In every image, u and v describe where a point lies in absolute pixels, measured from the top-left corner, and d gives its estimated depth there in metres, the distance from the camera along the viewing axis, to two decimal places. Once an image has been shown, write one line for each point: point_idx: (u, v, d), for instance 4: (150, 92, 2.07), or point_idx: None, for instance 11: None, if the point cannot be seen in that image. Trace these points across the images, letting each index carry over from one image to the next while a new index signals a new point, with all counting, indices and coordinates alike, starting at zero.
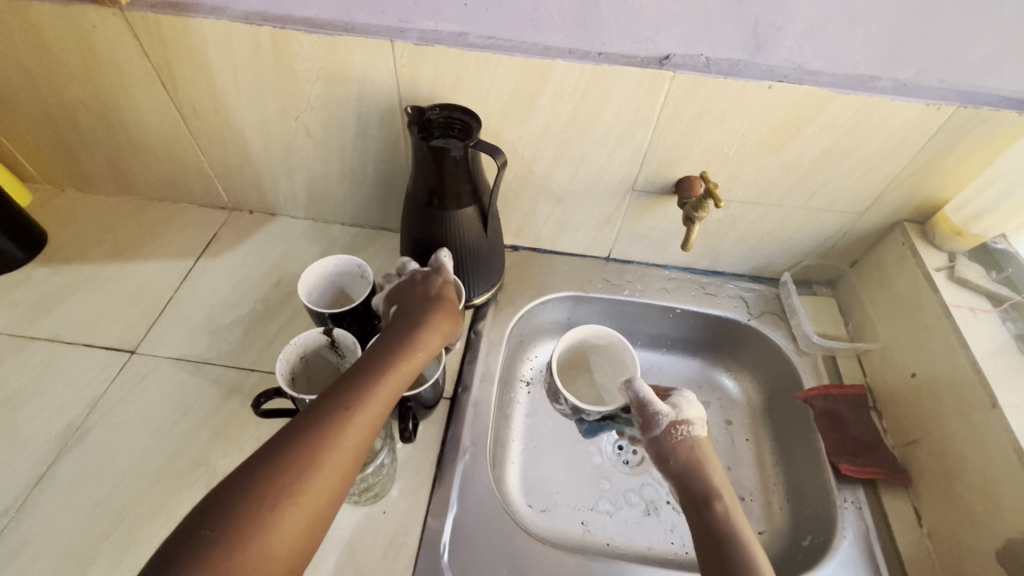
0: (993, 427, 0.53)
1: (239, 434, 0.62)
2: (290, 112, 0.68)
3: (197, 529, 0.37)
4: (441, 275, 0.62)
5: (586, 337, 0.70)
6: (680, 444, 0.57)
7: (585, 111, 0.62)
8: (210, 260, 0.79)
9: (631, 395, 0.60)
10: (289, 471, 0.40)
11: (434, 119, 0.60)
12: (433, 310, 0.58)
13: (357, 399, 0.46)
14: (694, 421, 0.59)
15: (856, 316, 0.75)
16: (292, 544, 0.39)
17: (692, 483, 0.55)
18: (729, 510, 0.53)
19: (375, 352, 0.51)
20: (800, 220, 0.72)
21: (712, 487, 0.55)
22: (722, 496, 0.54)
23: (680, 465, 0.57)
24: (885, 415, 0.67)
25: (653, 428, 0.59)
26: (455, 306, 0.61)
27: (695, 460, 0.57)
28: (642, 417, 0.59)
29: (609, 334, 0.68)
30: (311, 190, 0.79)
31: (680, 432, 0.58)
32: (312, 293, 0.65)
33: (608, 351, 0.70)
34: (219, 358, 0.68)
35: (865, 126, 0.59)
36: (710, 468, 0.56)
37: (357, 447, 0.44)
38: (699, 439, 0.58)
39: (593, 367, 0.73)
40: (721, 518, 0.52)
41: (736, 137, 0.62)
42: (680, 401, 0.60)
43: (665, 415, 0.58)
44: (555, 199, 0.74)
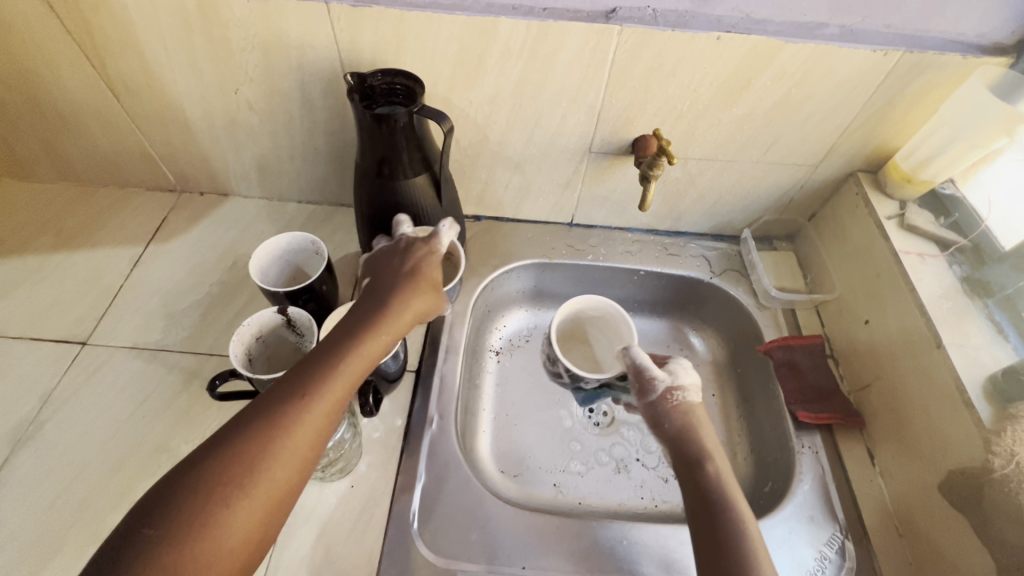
0: (938, 367, 0.55)
1: (201, 419, 0.61)
2: (229, 84, 0.65)
3: (141, 528, 0.36)
4: (428, 244, 0.59)
5: (584, 308, 0.69)
6: (675, 409, 0.56)
7: (534, 71, 0.60)
8: (162, 245, 0.77)
9: (628, 361, 0.59)
10: (238, 465, 0.39)
11: (376, 86, 0.57)
12: (408, 284, 0.55)
13: (313, 388, 0.44)
14: (689, 387, 0.57)
15: (814, 268, 0.77)
16: (244, 537, 0.38)
17: (684, 447, 0.54)
18: (720, 472, 0.51)
19: (339, 333, 0.49)
20: (757, 175, 0.72)
21: (704, 450, 0.53)
22: (715, 459, 0.52)
23: (674, 429, 0.55)
24: (841, 363, 0.69)
25: (649, 394, 0.58)
26: (434, 278, 0.57)
27: (688, 426, 0.55)
28: (638, 383, 0.58)
29: (608, 304, 0.67)
30: (262, 167, 0.77)
31: (675, 398, 0.56)
32: (266, 273, 0.64)
33: (602, 322, 0.70)
34: (176, 344, 0.67)
35: (815, 76, 0.59)
36: (704, 434, 0.55)
37: (312, 441, 0.42)
38: (693, 405, 0.57)
39: (594, 343, 0.72)
40: (713, 480, 0.50)
41: (689, 92, 0.62)
42: (677, 367, 0.58)
43: (660, 380, 0.57)
44: (512, 165, 0.73)
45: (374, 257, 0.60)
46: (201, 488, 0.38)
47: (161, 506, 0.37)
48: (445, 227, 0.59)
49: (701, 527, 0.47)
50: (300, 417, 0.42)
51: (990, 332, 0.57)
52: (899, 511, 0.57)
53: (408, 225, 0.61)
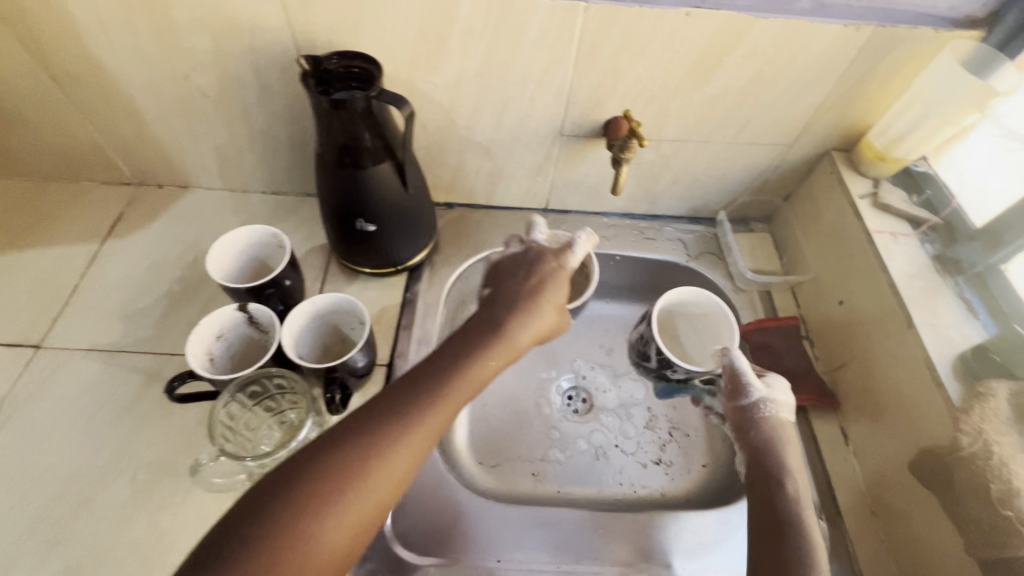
0: (909, 346, 0.55)
1: (164, 421, 0.59)
2: (179, 70, 0.61)
3: (243, 520, 0.37)
4: (559, 258, 0.60)
5: (686, 300, 0.64)
6: (764, 421, 0.56)
7: (499, 52, 0.58)
8: (120, 241, 0.73)
9: (726, 362, 0.57)
10: (346, 463, 0.41)
11: (332, 70, 0.55)
12: (528, 300, 0.56)
13: (424, 404, 0.45)
14: (782, 403, 0.57)
15: (789, 250, 0.76)
16: (338, 546, 0.38)
17: (765, 460, 0.54)
18: (798, 493, 0.51)
19: (456, 346, 0.51)
20: (732, 156, 0.71)
21: (787, 468, 0.53)
22: (796, 479, 0.52)
23: (760, 439, 0.55)
24: (817, 344, 0.69)
25: (741, 398, 0.57)
26: (559, 299, 0.58)
27: (774, 441, 0.55)
28: (732, 385, 0.58)
29: (715, 303, 0.62)
30: (222, 157, 0.73)
31: (766, 410, 0.56)
32: (227, 269, 0.62)
33: (704, 322, 0.66)
34: (136, 345, 0.64)
35: (787, 52, 0.57)
36: (789, 450, 0.55)
37: (416, 456, 0.43)
38: (784, 422, 0.56)
39: (684, 340, 0.69)
40: (789, 500, 0.51)
41: (660, 72, 0.60)
42: (775, 383, 0.58)
43: (757, 389, 0.56)
44: (482, 151, 0.71)
45: (501, 261, 0.62)
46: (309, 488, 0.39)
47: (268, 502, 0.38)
48: (582, 239, 0.60)
49: (765, 548, 0.48)
50: (407, 434, 0.43)
51: (961, 310, 0.56)
52: (872, 490, 0.57)
53: (542, 231, 0.64)
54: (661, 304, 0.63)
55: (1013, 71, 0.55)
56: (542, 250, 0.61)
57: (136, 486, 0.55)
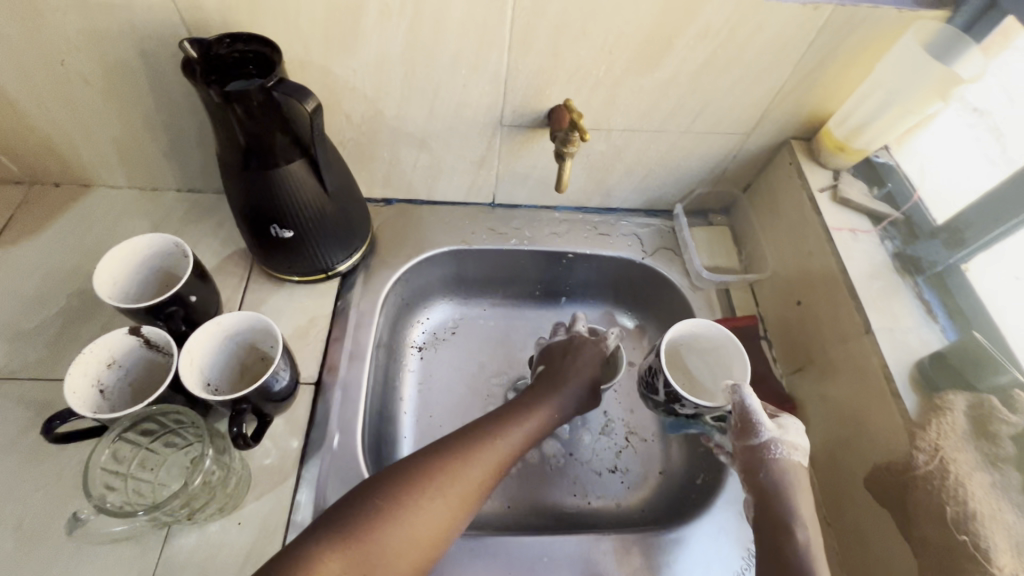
0: (867, 353, 0.52)
1: (56, 459, 0.52)
2: (52, 54, 0.53)
3: (328, 517, 0.45)
4: (599, 343, 0.64)
5: (695, 332, 0.60)
6: (775, 465, 0.51)
7: (423, 33, 0.51)
8: (8, 250, 0.65)
9: (736, 399, 0.52)
10: (432, 474, 0.48)
11: (225, 56, 0.47)
12: (578, 371, 0.62)
13: (480, 448, 0.52)
14: (795, 446, 0.52)
15: (749, 244, 0.72)
16: (405, 563, 0.45)
17: (773, 508, 0.49)
18: (809, 540, 0.48)
19: (517, 398, 0.59)
20: (687, 146, 0.66)
21: (797, 516, 0.49)
22: (807, 529, 0.48)
23: (768, 483, 0.51)
24: (775, 345, 0.66)
25: (750, 438, 0.52)
26: (596, 377, 0.62)
27: (785, 487, 0.50)
28: (740, 422, 0.52)
29: (725, 335, 0.58)
30: (123, 153, 0.65)
31: (776, 453, 0.51)
32: (124, 282, 0.54)
33: (714, 354, 0.61)
34: (23, 371, 0.57)
35: (740, 34, 0.52)
36: (800, 497, 0.50)
37: (472, 492, 0.49)
38: (797, 466, 0.52)
39: (694, 371, 0.64)
40: (801, 552, 0.47)
41: (604, 56, 0.54)
42: (788, 423, 0.53)
43: (769, 431, 0.51)
44: (416, 142, 0.64)
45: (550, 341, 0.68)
46: (381, 504, 0.46)
47: (348, 508, 0.45)
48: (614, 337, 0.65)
49: None
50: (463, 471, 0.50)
51: (920, 312, 0.54)
52: (828, 501, 0.54)
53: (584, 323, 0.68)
54: (671, 335, 0.59)
55: (978, 55, 0.51)
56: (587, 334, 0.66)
57: (21, 534, 0.49)
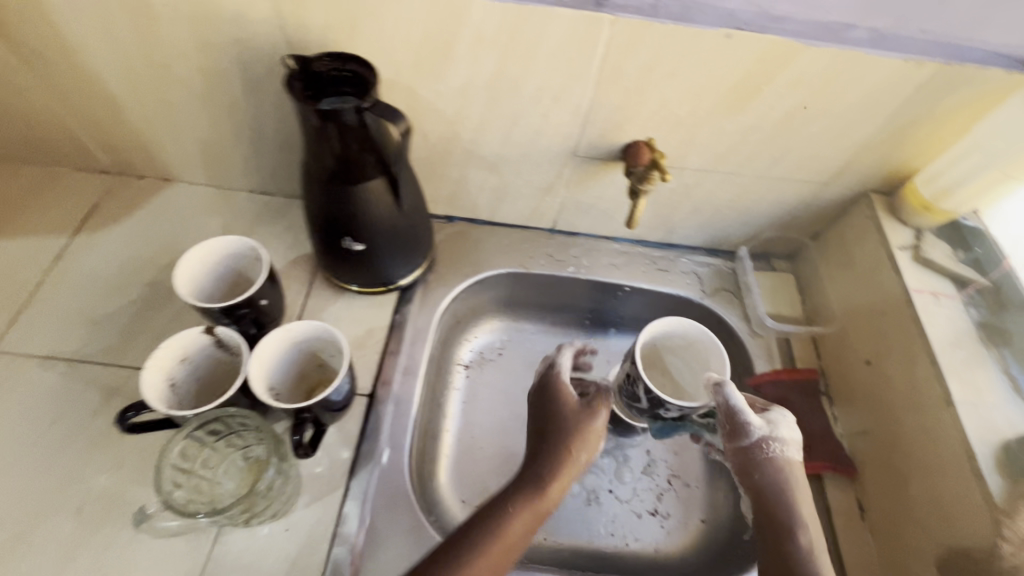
0: (946, 426, 0.49)
1: (120, 444, 0.54)
2: (158, 58, 0.55)
3: None
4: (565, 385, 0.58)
5: (664, 331, 0.58)
6: (770, 462, 0.51)
7: (514, 63, 0.52)
8: (90, 237, 0.68)
9: (719, 399, 0.52)
10: None
11: (323, 73, 0.49)
12: (565, 438, 0.54)
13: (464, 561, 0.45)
14: (787, 440, 0.51)
15: (814, 294, 0.70)
16: None
17: (772, 508, 0.49)
18: (813, 542, 0.48)
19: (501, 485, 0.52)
20: (759, 190, 0.64)
21: (798, 518, 0.48)
22: (809, 530, 0.48)
23: (764, 484, 0.50)
24: (837, 403, 0.63)
25: (741, 438, 0.51)
26: (578, 423, 0.55)
27: (783, 486, 0.50)
28: (728, 424, 0.52)
29: (692, 325, 0.57)
30: (205, 153, 0.68)
31: (771, 449, 0.51)
32: (201, 282, 0.56)
33: (692, 353, 0.59)
34: (97, 355, 0.59)
35: (834, 86, 0.51)
36: (797, 494, 0.50)
37: None
38: (792, 462, 0.51)
39: (672, 371, 0.61)
40: (806, 557, 0.47)
41: (690, 97, 0.54)
42: (777, 417, 0.52)
43: (757, 428, 0.51)
44: (487, 165, 0.65)
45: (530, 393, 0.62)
46: None
47: None
48: (563, 355, 0.60)
49: None
50: None
51: (1005, 388, 0.51)
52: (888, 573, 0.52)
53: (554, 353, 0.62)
54: (643, 338, 0.56)
55: None
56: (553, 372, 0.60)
57: (82, 516, 0.50)
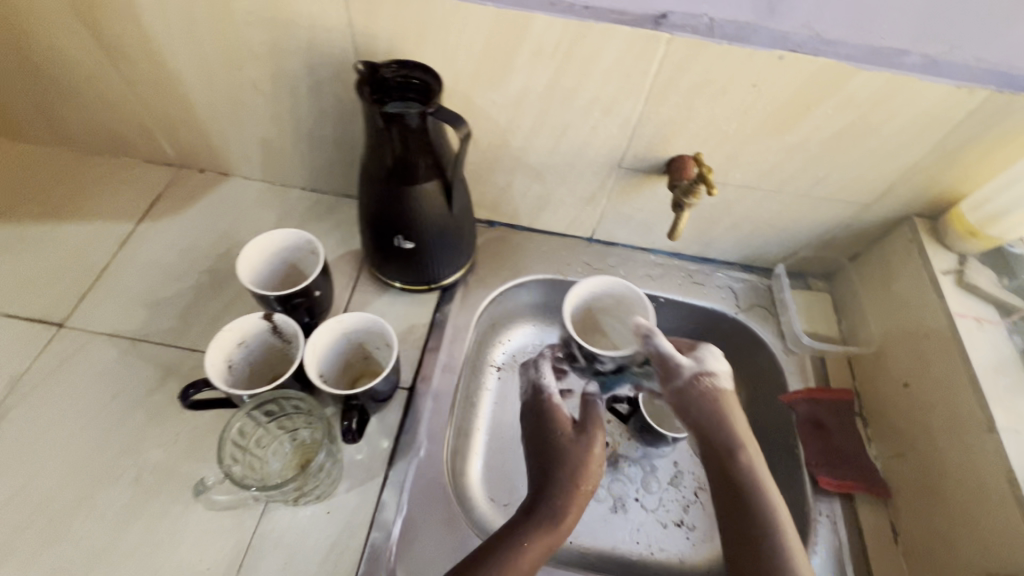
0: (988, 452, 0.49)
1: (175, 421, 0.57)
2: (232, 60, 0.59)
3: None
4: (558, 409, 0.58)
5: (592, 292, 0.62)
6: (705, 395, 0.55)
7: (568, 76, 0.54)
8: (153, 224, 0.72)
9: (648, 348, 0.57)
10: None
11: (390, 78, 0.52)
12: (570, 468, 0.53)
13: None
14: (717, 372, 0.57)
15: (851, 315, 0.70)
16: None
17: (713, 436, 0.53)
18: (752, 459, 0.52)
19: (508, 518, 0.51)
20: (800, 209, 0.65)
21: (736, 438, 0.53)
22: (748, 447, 0.52)
23: (701, 416, 0.54)
24: (870, 424, 0.63)
25: (673, 378, 0.57)
26: (576, 448, 0.55)
27: (719, 413, 0.54)
28: (660, 367, 0.57)
29: (615, 284, 0.61)
30: (265, 150, 0.71)
31: (704, 383, 0.56)
32: (259, 271, 0.59)
33: (624, 312, 0.63)
34: (157, 335, 0.63)
35: (884, 109, 0.52)
36: (733, 417, 0.54)
37: None
38: (724, 391, 0.56)
39: (610, 332, 0.66)
40: (745, 470, 0.51)
41: (738, 114, 0.55)
42: (704, 353, 0.58)
43: (686, 367, 0.56)
44: (533, 173, 0.67)
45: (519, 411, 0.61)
46: None
47: None
48: (543, 362, 0.62)
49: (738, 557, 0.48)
50: None
51: None
52: None
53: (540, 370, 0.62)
54: (569, 303, 0.60)
55: None
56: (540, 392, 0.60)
57: (139, 487, 0.53)
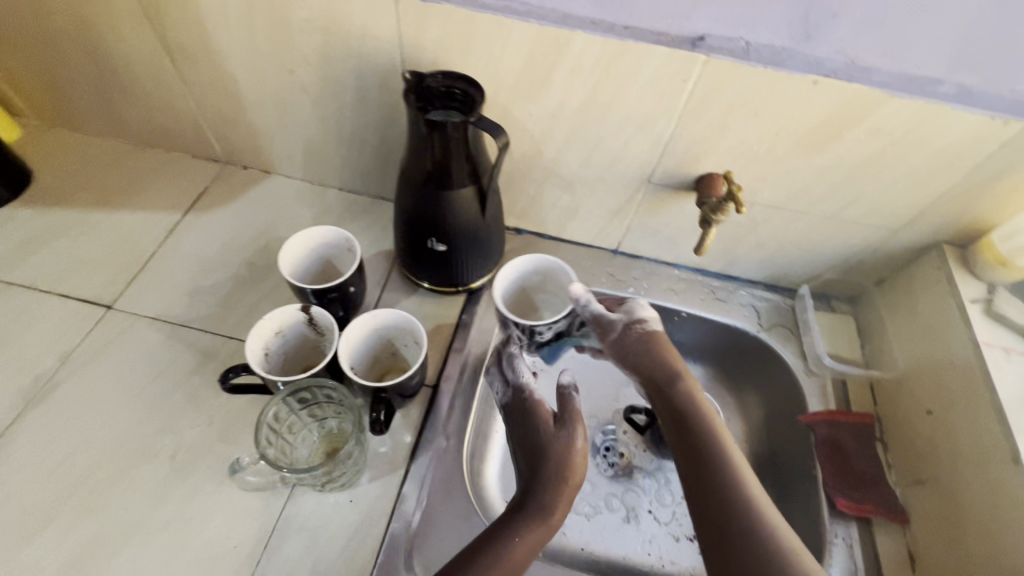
0: (1010, 483, 0.49)
1: (210, 403, 0.59)
2: (285, 64, 0.62)
3: None
4: (538, 399, 0.56)
5: (519, 273, 0.63)
6: (639, 339, 0.59)
7: (604, 92, 0.56)
8: (198, 216, 0.76)
9: (584, 312, 0.60)
10: None
11: (434, 88, 0.54)
12: (556, 464, 0.51)
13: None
14: (647, 317, 0.61)
15: (875, 339, 0.70)
16: None
17: (652, 371, 0.57)
18: (688, 385, 0.55)
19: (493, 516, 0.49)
20: (828, 231, 0.66)
21: (671, 366, 0.57)
22: (684, 375, 0.56)
23: (637, 356, 0.58)
24: (890, 448, 0.64)
25: (610, 332, 0.60)
26: (557, 440, 0.52)
27: (654, 353, 0.58)
28: (596, 324, 0.61)
29: (535, 258, 0.62)
30: (307, 150, 0.75)
31: (636, 329, 0.60)
32: (297, 265, 0.62)
33: (550, 286, 0.64)
34: (197, 322, 0.66)
35: (916, 136, 0.53)
36: (666, 350, 0.58)
37: None
38: (656, 332, 0.60)
39: (545, 309, 0.66)
40: (684, 396, 0.54)
41: (769, 135, 0.56)
42: (631, 304, 0.62)
43: (619, 319, 0.60)
44: (563, 184, 0.68)
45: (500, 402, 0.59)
46: None
47: None
48: (518, 359, 0.59)
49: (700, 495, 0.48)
50: None
51: None
52: None
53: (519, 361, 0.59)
54: (500, 286, 0.60)
55: None
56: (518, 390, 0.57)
57: (174, 464, 0.56)
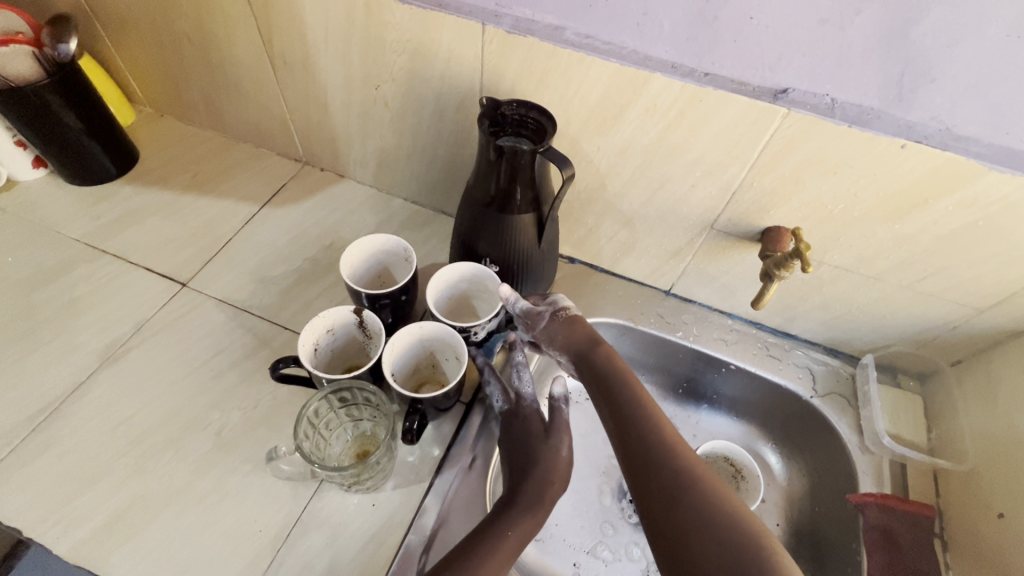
0: None
1: (259, 388, 0.63)
2: (372, 80, 0.66)
3: None
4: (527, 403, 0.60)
5: (449, 283, 0.63)
6: (566, 323, 0.60)
7: (675, 135, 0.56)
8: (273, 210, 0.81)
9: (513, 309, 0.61)
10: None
11: (508, 115, 0.56)
12: (542, 469, 0.53)
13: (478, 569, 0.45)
14: (569, 304, 0.62)
15: (945, 425, 0.65)
16: None
17: (575, 346, 0.59)
18: (609, 351, 0.58)
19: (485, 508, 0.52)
20: (902, 301, 0.61)
21: (592, 335, 0.60)
22: (600, 343, 0.59)
23: (564, 338, 0.60)
24: (950, 549, 0.58)
25: (538, 323, 0.61)
26: (541, 441, 0.56)
27: (574, 330, 0.60)
28: (526, 318, 0.61)
29: (464, 267, 0.62)
30: (380, 160, 0.78)
31: (561, 315, 0.61)
32: (356, 269, 0.64)
33: (478, 290, 0.64)
34: (258, 309, 0.70)
35: (1017, 213, 0.49)
36: (584, 326, 0.61)
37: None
38: (576, 314, 0.62)
39: (479, 313, 0.67)
40: (604, 361, 0.57)
41: (846, 196, 0.54)
42: (555, 297, 0.63)
43: (543, 310, 0.61)
44: (622, 219, 0.68)
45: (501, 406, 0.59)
46: None
47: None
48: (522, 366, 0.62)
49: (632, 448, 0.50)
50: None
51: None
52: None
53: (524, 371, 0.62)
54: (431, 296, 0.61)
55: None
56: (508, 407, 0.59)
57: (219, 441, 0.59)
